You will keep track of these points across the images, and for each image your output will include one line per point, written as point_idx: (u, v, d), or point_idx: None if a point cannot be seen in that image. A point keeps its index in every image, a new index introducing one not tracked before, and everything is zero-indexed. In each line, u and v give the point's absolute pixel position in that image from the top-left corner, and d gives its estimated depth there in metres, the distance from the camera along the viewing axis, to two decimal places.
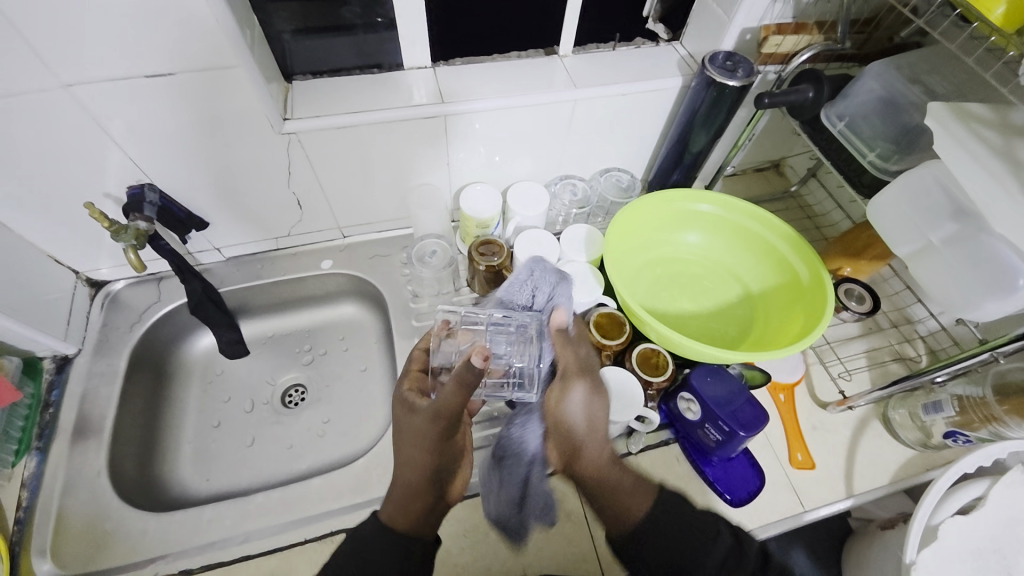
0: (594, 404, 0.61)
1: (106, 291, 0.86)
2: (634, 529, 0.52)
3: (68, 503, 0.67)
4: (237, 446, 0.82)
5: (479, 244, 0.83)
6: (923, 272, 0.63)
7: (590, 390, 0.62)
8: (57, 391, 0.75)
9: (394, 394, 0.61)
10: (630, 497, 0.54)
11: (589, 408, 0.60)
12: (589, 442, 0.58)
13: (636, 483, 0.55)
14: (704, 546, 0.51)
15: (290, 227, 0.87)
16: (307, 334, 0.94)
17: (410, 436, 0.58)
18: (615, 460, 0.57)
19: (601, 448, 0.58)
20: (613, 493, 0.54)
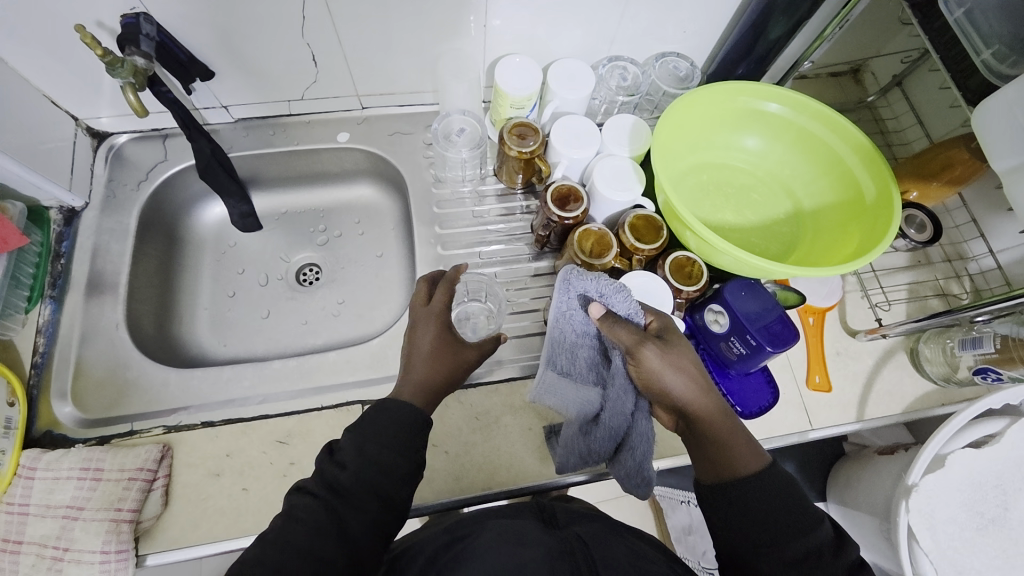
0: (690, 369, 0.54)
1: (109, 143, 0.80)
2: (738, 484, 0.50)
3: (87, 353, 0.68)
4: (252, 317, 0.81)
5: (512, 126, 0.74)
6: (1014, 194, 0.55)
7: (662, 349, 0.54)
8: (67, 244, 0.73)
9: (434, 302, 0.60)
10: (736, 452, 0.51)
11: (682, 367, 0.53)
12: (695, 397, 0.53)
13: (744, 438, 0.52)
14: (792, 518, 0.48)
15: (304, 90, 0.79)
16: (322, 214, 0.90)
17: (450, 353, 0.59)
18: (722, 410, 0.53)
19: (707, 399, 0.53)
20: (732, 449, 0.51)
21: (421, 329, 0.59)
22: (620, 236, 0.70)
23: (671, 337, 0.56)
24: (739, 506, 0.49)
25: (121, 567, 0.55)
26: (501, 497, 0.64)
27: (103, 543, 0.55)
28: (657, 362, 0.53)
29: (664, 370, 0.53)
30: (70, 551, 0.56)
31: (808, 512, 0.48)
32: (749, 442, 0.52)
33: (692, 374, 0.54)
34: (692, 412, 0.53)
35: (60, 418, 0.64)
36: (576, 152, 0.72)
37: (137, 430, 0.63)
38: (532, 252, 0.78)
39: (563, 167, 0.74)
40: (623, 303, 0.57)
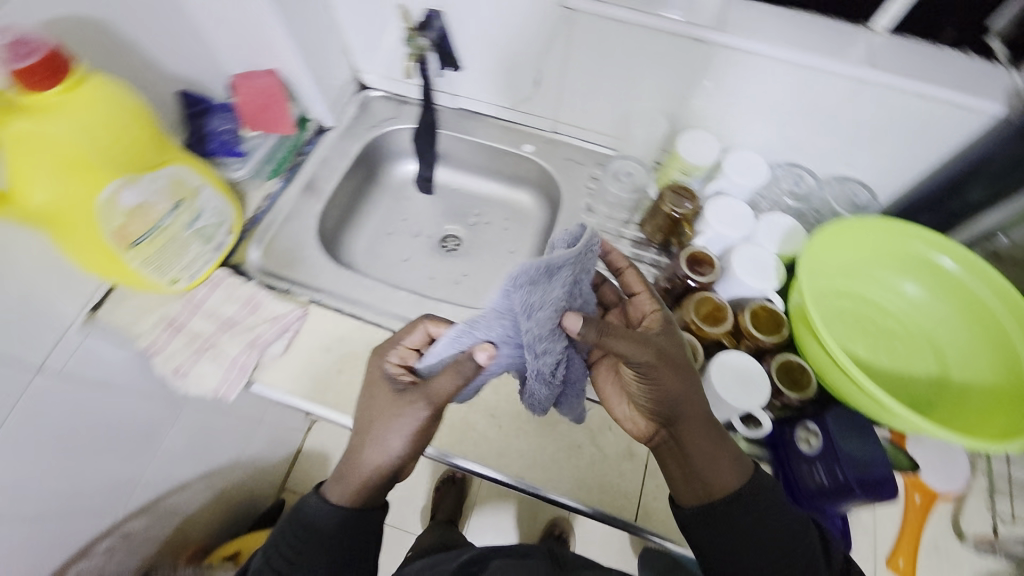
0: (686, 379, 0.53)
1: (363, 94, 1.02)
2: (723, 504, 0.51)
3: (285, 227, 0.86)
4: (396, 257, 0.99)
5: (673, 186, 0.81)
6: None
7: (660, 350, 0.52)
8: (309, 148, 0.94)
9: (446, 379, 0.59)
10: (717, 470, 0.53)
11: (680, 378, 0.52)
12: (692, 404, 0.53)
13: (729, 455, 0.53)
14: (780, 544, 0.50)
15: (516, 102, 0.94)
16: (481, 201, 1.06)
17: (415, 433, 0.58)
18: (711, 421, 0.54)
19: (700, 411, 0.53)
20: (716, 470, 0.53)
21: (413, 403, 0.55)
22: (738, 317, 0.71)
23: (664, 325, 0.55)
24: (723, 527, 0.51)
25: (237, 378, 0.70)
26: (516, 488, 0.68)
27: (241, 351, 0.71)
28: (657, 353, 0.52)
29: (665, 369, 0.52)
30: (212, 348, 0.72)
31: (793, 534, 0.50)
32: (736, 463, 0.53)
33: (690, 381, 0.53)
34: (683, 419, 0.53)
35: (248, 261, 0.82)
36: (725, 228, 0.76)
37: (293, 292, 0.80)
38: None
39: (704, 238, 0.77)
40: (556, 289, 0.51)
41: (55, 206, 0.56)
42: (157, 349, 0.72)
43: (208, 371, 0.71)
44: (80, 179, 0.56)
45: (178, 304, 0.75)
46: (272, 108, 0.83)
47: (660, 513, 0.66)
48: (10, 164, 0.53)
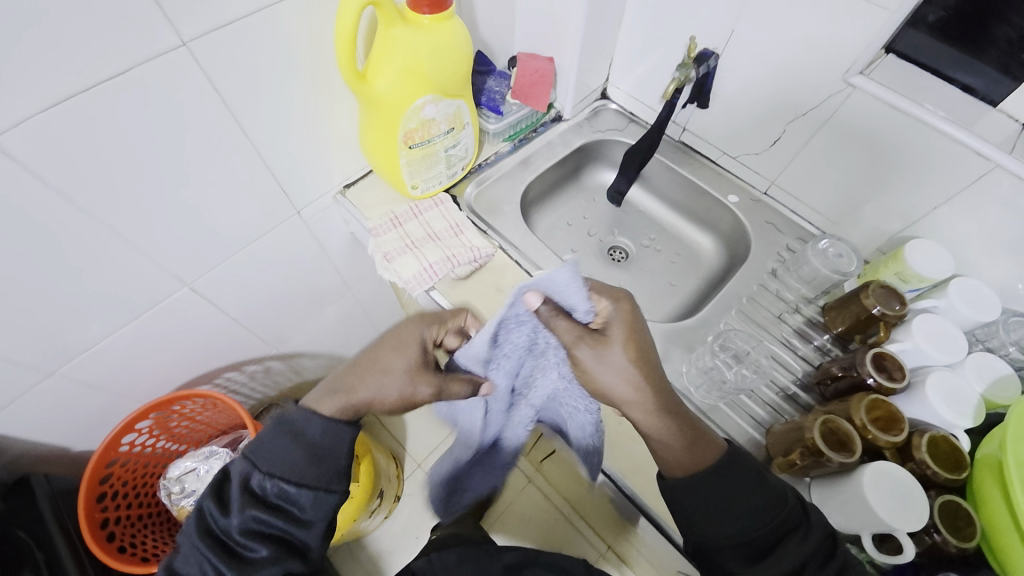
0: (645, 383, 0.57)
1: (602, 103, 1.12)
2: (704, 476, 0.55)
3: (499, 183, 0.99)
4: (565, 246, 1.07)
5: (882, 284, 0.77)
6: None
7: (595, 348, 0.56)
8: (542, 130, 1.05)
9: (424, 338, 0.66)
10: (682, 451, 0.57)
11: (616, 367, 0.57)
12: (625, 387, 0.57)
13: (693, 436, 0.58)
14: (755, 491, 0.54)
15: (742, 153, 0.96)
16: (660, 230, 1.10)
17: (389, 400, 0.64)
18: (665, 412, 0.57)
19: (643, 397, 0.57)
20: (673, 450, 0.57)
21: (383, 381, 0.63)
22: (912, 436, 0.65)
23: (614, 331, 0.57)
24: (710, 508, 0.54)
25: (427, 279, 0.81)
26: (607, 476, 0.73)
27: (434, 262, 0.82)
28: (593, 346, 0.56)
29: (591, 356, 0.56)
30: (417, 249, 0.84)
31: (772, 488, 0.54)
32: (700, 441, 0.58)
33: (618, 361, 0.57)
34: (623, 402, 0.58)
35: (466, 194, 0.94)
36: (929, 345, 0.71)
37: (487, 234, 0.90)
38: (800, 380, 0.80)
39: (900, 346, 0.73)
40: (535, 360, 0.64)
41: (387, 99, 0.71)
42: (377, 233, 0.86)
43: (407, 264, 0.83)
44: (412, 86, 0.71)
45: (403, 205, 0.89)
46: (538, 86, 0.95)
47: None
48: (376, 59, 0.69)
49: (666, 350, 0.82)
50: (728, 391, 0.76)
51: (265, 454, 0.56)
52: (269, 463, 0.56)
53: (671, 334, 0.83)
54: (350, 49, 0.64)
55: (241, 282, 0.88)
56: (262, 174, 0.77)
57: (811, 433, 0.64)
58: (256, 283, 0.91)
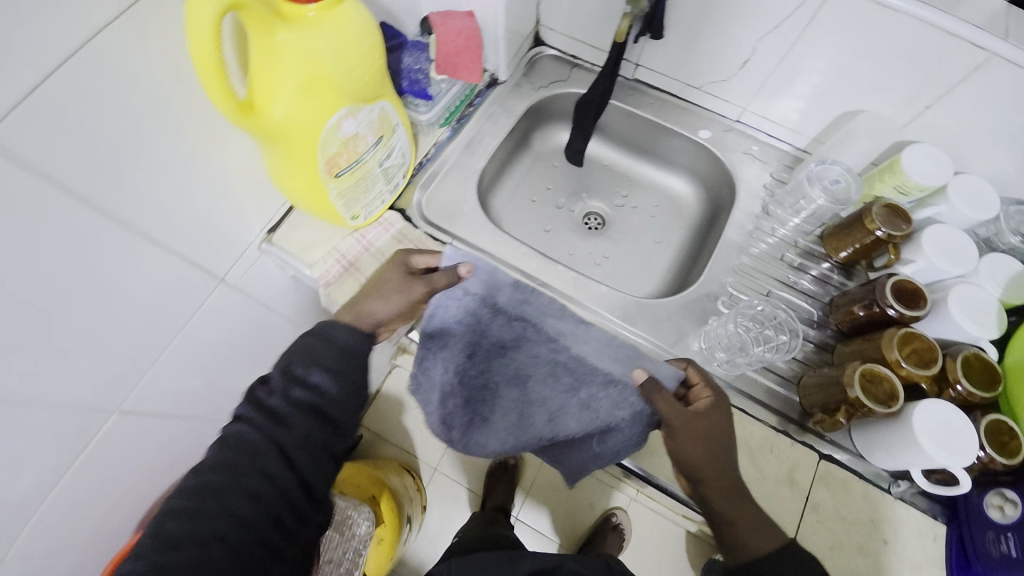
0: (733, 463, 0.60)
1: (538, 51, 0.97)
2: (760, 560, 0.55)
3: (449, 178, 0.85)
4: (536, 227, 0.96)
5: (886, 205, 0.72)
6: None
7: (697, 427, 0.58)
8: (479, 100, 0.90)
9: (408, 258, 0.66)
10: (749, 527, 0.57)
11: (703, 447, 0.59)
12: (707, 464, 0.58)
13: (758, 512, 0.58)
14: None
15: (707, 82, 0.86)
16: (631, 183, 1.00)
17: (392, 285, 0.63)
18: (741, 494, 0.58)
19: (719, 476, 0.58)
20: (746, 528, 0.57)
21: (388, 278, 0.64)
22: (943, 361, 0.64)
23: (708, 412, 0.60)
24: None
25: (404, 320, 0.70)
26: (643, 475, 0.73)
27: None
28: (692, 422, 0.58)
29: (696, 433, 0.58)
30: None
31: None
32: (771, 531, 0.57)
33: (714, 444, 0.59)
34: (700, 471, 0.59)
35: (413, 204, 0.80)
36: (943, 262, 0.68)
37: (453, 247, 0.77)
38: (815, 319, 0.76)
39: (913, 268, 0.71)
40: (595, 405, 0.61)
41: (291, 125, 0.55)
42: (328, 280, 0.74)
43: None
44: (318, 100, 0.55)
45: (348, 238, 0.75)
46: (466, 54, 0.79)
47: (819, 547, 0.62)
48: (263, 77, 0.52)
49: (678, 325, 0.75)
50: (750, 361, 0.70)
51: (257, 438, 0.54)
52: (258, 445, 0.53)
53: (677, 307, 0.77)
54: (219, 76, 0.47)
55: (180, 379, 0.72)
56: (166, 254, 0.60)
57: (851, 393, 0.61)
58: (200, 370, 0.76)
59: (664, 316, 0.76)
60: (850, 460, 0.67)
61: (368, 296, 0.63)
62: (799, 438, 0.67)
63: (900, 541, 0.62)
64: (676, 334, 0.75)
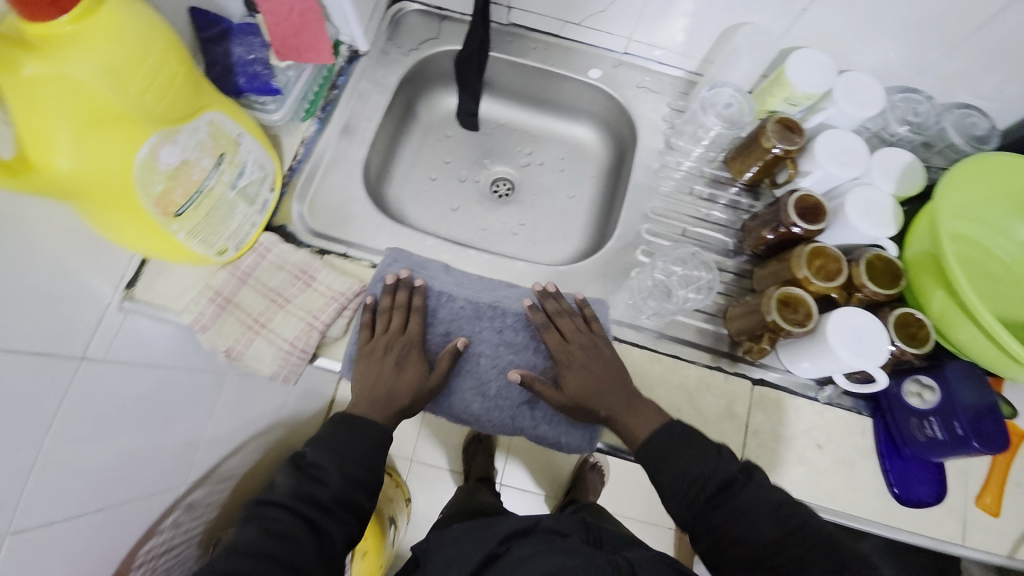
0: (603, 394, 0.61)
1: (399, 8, 0.84)
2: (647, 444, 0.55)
3: (329, 178, 0.75)
4: (443, 206, 0.89)
5: (778, 120, 0.71)
6: None
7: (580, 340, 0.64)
8: (343, 79, 0.79)
9: (367, 316, 0.65)
10: (639, 423, 0.58)
11: (590, 356, 0.64)
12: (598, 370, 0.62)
13: (651, 405, 0.60)
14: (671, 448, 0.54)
15: (587, 16, 0.79)
16: (532, 138, 0.94)
17: (386, 364, 0.61)
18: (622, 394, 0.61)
19: (603, 387, 0.61)
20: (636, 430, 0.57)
21: (378, 357, 0.62)
22: (849, 267, 0.66)
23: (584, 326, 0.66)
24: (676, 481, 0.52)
25: (298, 363, 0.62)
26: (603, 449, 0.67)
27: (293, 337, 0.62)
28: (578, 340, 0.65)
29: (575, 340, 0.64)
30: (266, 328, 0.63)
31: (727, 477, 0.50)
32: (643, 414, 0.58)
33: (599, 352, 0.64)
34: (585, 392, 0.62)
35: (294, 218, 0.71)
36: (836, 168, 0.68)
37: (350, 255, 0.70)
38: (733, 248, 0.76)
39: (812, 178, 0.71)
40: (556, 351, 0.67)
41: (84, 176, 0.45)
42: (205, 324, 0.63)
43: (265, 353, 0.62)
44: (109, 137, 0.45)
45: (220, 275, 0.65)
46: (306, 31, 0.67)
47: (766, 467, 0.65)
48: (24, 125, 0.41)
49: (602, 284, 0.73)
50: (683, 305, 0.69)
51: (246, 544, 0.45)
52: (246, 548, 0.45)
53: (597, 268, 0.74)
54: None
55: None
56: (13, 356, 0.48)
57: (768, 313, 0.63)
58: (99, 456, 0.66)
59: (587, 279, 0.74)
60: (783, 378, 0.69)
61: (368, 358, 0.62)
62: (732, 369, 0.69)
63: (832, 442, 0.66)
64: (601, 294, 0.73)
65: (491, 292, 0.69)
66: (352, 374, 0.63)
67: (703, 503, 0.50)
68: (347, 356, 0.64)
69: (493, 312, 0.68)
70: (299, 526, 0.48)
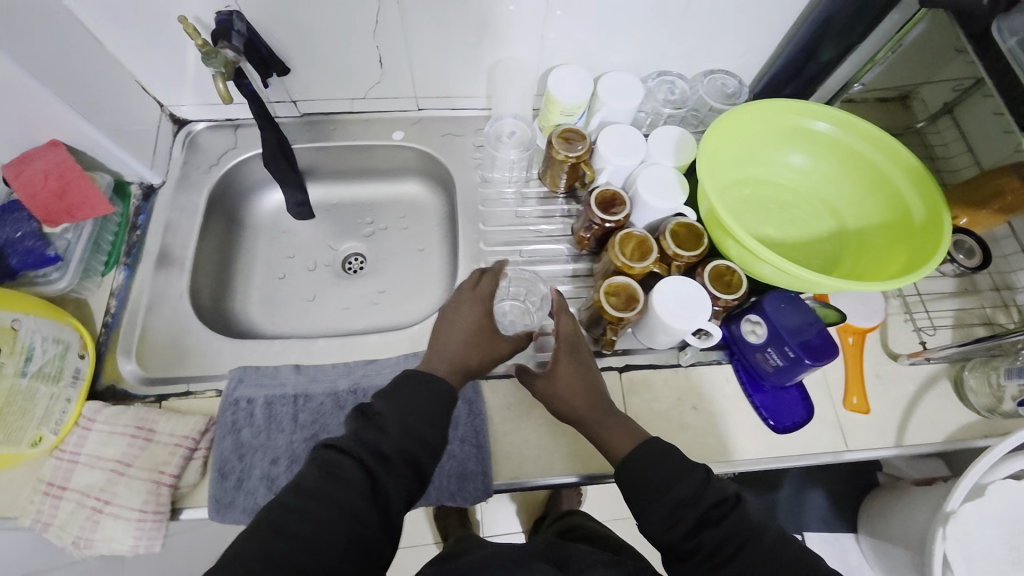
0: (582, 356, 0.63)
1: (187, 130, 0.84)
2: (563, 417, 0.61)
3: (153, 320, 0.71)
4: (299, 300, 0.86)
5: (561, 132, 0.77)
6: None
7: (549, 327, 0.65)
8: (144, 217, 0.77)
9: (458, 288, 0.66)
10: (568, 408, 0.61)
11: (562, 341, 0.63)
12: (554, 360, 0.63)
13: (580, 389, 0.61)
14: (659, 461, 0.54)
15: (368, 87, 0.82)
16: (369, 207, 0.94)
17: (464, 327, 0.62)
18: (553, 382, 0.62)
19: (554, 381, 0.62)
20: (604, 443, 0.59)
21: (456, 316, 0.63)
22: (660, 241, 0.71)
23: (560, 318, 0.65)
24: (650, 494, 0.52)
25: (155, 527, 0.58)
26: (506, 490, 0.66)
27: (141, 503, 0.58)
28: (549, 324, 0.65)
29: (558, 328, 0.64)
30: (111, 504, 0.59)
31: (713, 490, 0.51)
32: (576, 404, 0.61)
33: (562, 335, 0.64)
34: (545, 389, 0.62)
35: (123, 374, 0.67)
36: (621, 159, 0.74)
37: (193, 392, 0.67)
38: (571, 253, 0.80)
39: (607, 173, 0.76)
40: None
41: None
42: (47, 520, 0.58)
43: (116, 532, 0.58)
44: None
45: (47, 463, 0.61)
46: (71, 190, 0.66)
47: None
48: None
49: None
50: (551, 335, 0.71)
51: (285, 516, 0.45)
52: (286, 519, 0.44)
53: None
54: None
55: None
56: None
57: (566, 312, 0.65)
58: None
59: None
60: (648, 356, 0.72)
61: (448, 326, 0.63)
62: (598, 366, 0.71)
63: (705, 400, 0.70)
64: None
65: (348, 375, 0.69)
66: (219, 514, 0.60)
67: (663, 505, 0.51)
68: (211, 497, 0.61)
69: (354, 396, 0.66)
70: (360, 473, 0.48)
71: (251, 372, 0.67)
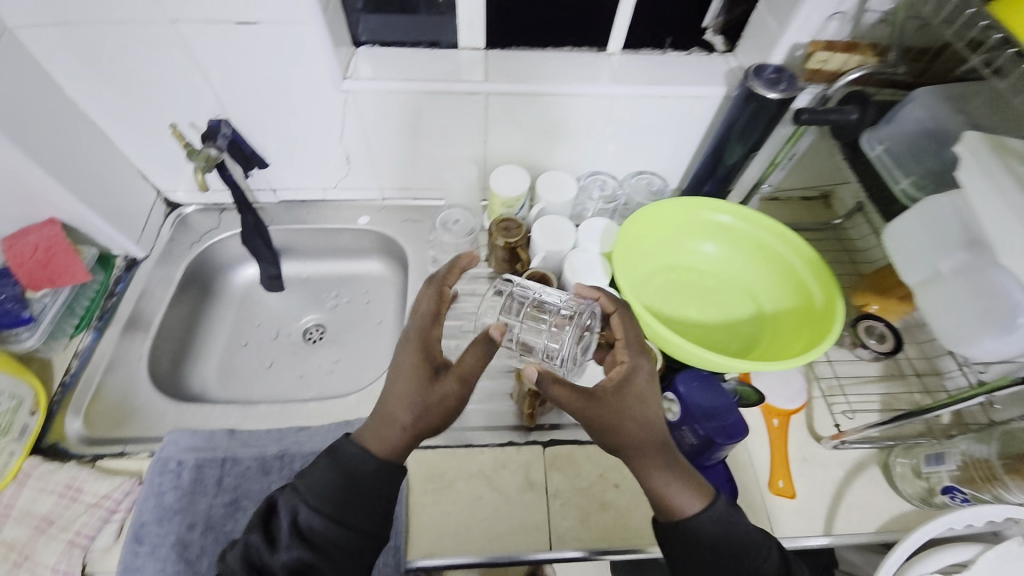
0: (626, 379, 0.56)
1: (177, 212, 0.95)
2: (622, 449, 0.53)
3: (109, 381, 0.76)
4: (257, 367, 0.91)
5: (500, 221, 0.87)
6: (928, 305, 0.58)
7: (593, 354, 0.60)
8: (121, 286, 0.85)
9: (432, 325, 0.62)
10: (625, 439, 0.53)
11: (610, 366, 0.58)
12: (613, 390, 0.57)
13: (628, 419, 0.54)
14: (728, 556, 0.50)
15: (339, 179, 0.94)
16: (336, 282, 1.02)
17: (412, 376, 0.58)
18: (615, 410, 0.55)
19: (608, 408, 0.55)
20: (670, 494, 0.51)
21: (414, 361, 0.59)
22: None
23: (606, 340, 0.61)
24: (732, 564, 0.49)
25: None
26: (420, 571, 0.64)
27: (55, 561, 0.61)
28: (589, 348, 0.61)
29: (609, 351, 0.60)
30: (25, 562, 0.61)
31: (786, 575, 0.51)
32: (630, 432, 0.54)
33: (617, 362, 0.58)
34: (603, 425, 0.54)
35: (68, 433, 0.71)
36: (551, 245, 0.82)
37: (129, 453, 0.70)
38: None
39: (540, 257, 0.83)
40: None
41: None
42: None
43: None
44: None
45: None
46: (55, 260, 0.75)
47: (573, 527, 0.67)
48: None
49: None
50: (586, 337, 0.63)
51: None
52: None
53: None
54: None
55: None
56: None
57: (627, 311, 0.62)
58: None
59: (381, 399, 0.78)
60: (573, 432, 0.74)
61: (401, 379, 0.55)
62: (524, 440, 0.73)
63: (628, 478, 0.70)
64: None
65: (279, 442, 0.71)
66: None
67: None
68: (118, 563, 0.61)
69: (280, 463, 0.68)
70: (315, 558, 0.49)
71: (184, 435, 0.69)
